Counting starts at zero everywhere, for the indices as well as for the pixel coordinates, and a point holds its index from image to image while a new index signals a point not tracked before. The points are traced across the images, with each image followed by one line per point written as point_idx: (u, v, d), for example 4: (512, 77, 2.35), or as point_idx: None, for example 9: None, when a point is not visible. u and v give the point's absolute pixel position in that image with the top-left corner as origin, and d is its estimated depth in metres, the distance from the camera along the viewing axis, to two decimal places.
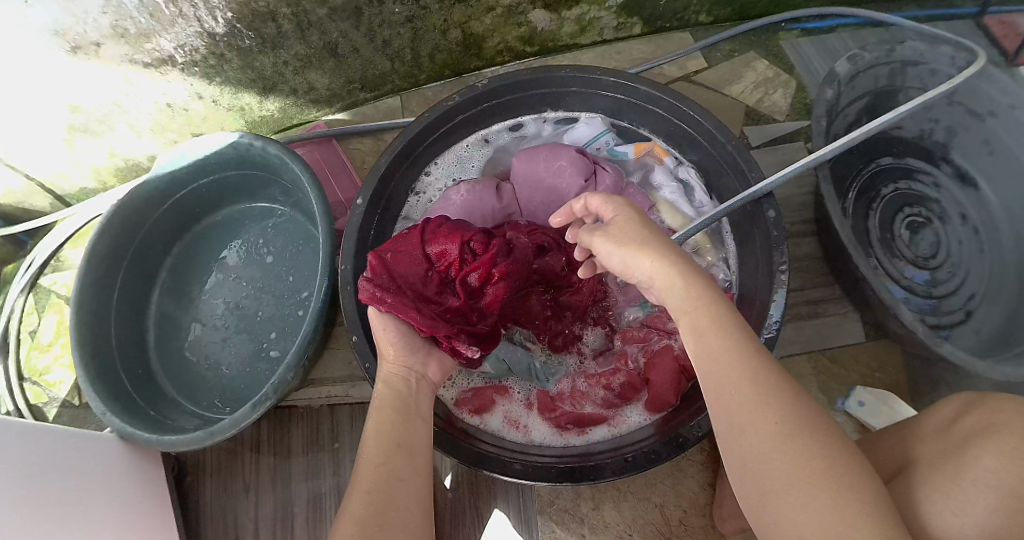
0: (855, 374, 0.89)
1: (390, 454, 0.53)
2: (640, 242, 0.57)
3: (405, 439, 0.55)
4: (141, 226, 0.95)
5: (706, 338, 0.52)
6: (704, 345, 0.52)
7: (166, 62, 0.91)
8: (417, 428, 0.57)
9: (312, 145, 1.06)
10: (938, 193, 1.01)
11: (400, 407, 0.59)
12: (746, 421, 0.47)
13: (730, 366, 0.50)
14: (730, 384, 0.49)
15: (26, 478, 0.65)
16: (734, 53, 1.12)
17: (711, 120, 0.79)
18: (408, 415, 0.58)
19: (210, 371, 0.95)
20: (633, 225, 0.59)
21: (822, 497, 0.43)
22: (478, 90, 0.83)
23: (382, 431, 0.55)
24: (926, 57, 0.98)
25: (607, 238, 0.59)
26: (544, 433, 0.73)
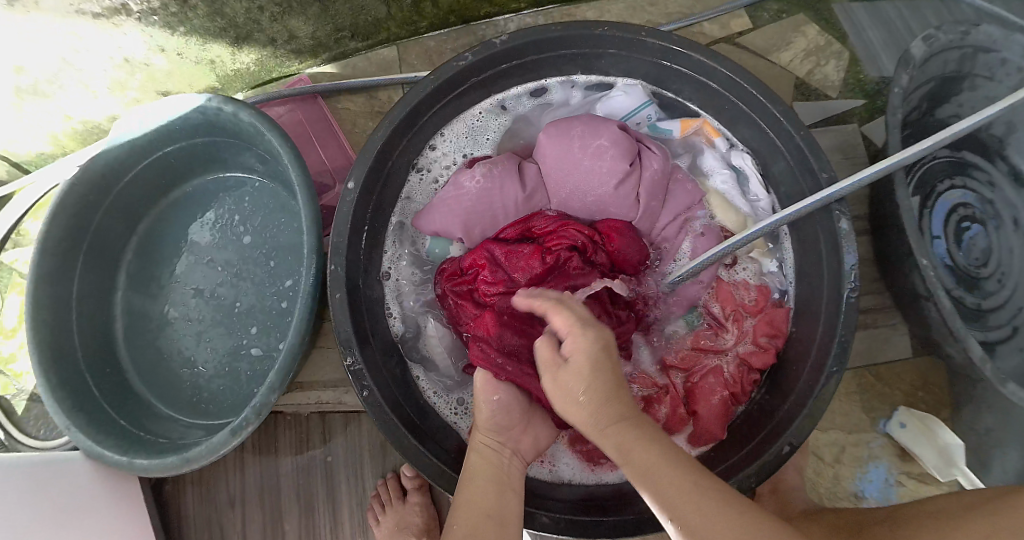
0: (899, 394, 0.92)
1: (477, 524, 0.50)
2: (588, 375, 0.52)
3: (496, 509, 0.53)
4: (100, 206, 0.83)
5: (638, 448, 0.47)
6: (638, 460, 0.46)
7: (119, 12, 0.78)
8: (508, 495, 0.55)
9: (294, 104, 0.92)
10: (994, 193, 0.93)
11: (494, 479, 0.56)
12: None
13: (678, 475, 0.44)
14: (683, 497, 0.42)
15: (37, 498, 0.69)
16: (783, 14, 0.99)
17: (778, 103, 0.69)
18: (499, 487, 0.55)
19: (186, 368, 0.86)
20: (585, 349, 0.53)
21: None
22: (496, 48, 0.69)
23: (472, 501, 0.53)
24: (999, 44, 0.87)
25: (563, 387, 0.53)
26: (574, 468, 0.72)
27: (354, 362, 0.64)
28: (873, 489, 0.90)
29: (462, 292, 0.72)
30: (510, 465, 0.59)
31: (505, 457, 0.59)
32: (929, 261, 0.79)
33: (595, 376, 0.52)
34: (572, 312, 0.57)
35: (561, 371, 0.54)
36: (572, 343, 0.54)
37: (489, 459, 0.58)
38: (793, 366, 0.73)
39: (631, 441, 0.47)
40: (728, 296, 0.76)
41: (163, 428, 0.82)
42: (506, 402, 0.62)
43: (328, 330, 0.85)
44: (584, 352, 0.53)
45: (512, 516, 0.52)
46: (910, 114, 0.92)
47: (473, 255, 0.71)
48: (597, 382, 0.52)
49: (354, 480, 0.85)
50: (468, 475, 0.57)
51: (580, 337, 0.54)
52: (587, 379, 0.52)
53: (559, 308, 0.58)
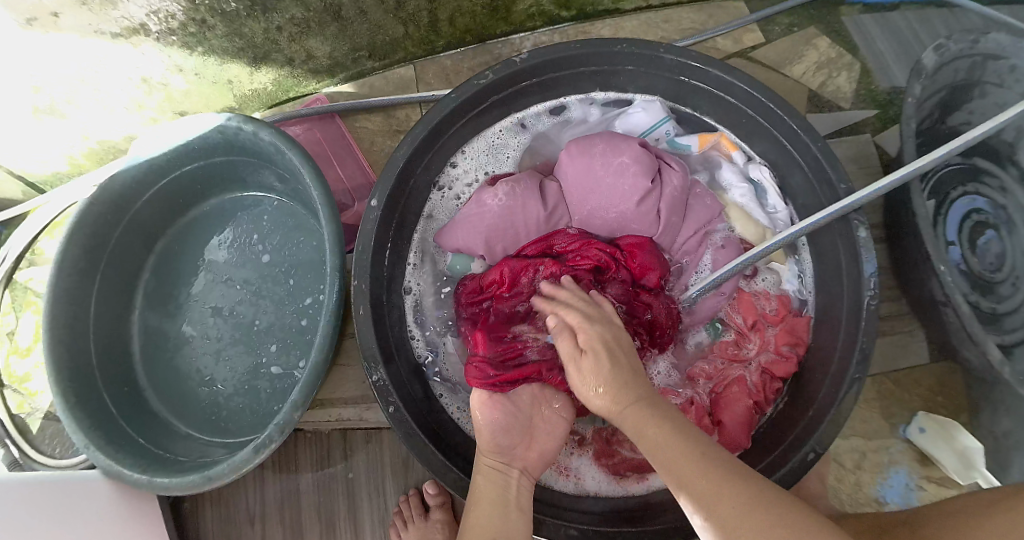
0: (918, 399, 0.91)
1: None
2: (603, 369, 0.57)
3: (503, 532, 0.54)
4: (117, 224, 0.83)
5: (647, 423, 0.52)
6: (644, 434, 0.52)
7: (138, 32, 0.79)
8: (514, 519, 0.56)
9: (310, 125, 0.93)
10: (1006, 197, 0.90)
11: (496, 498, 0.57)
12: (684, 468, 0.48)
13: (676, 445, 0.49)
14: (660, 442, 0.50)
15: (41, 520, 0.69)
16: (794, 27, 0.99)
17: (796, 116, 0.70)
18: (504, 508, 0.56)
19: (204, 387, 0.86)
20: (598, 342, 0.59)
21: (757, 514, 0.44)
22: (516, 66, 0.69)
23: (479, 526, 0.55)
24: (1009, 50, 0.86)
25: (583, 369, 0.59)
26: (599, 482, 0.71)
27: (380, 378, 0.64)
28: (894, 494, 0.89)
29: (481, 308, 0.73)
30: (518, 484, 0.59)
31: (511, 478, 0.60)
32: (946, 267, 0.79)
33: (612, 364, 0.58)
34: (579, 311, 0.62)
35: (581, 361, 0.58)
36: (584, 336, 0.60)
37: (495, 479, 0.59)
38: (815, 375, 0.72)
39: (641, 420, 0.53)
40: (749, 306, 0.75)
41: (181, 448, 0.81)
42: (507, 422, 0.62)
43: (350, 346, 0.86)
44: (595, 343, 0.59)
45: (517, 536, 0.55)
46: (923, 122, 0.91)
47: (499, 271, 0.71)
48: (615, 369, 0.57)
49: (376, 493, 0.85)
50: (474, 498, 0.58)
51: (589, 330, 0.60)
52: (604, 369, 0.57)
53: (568, 307, 0.63)
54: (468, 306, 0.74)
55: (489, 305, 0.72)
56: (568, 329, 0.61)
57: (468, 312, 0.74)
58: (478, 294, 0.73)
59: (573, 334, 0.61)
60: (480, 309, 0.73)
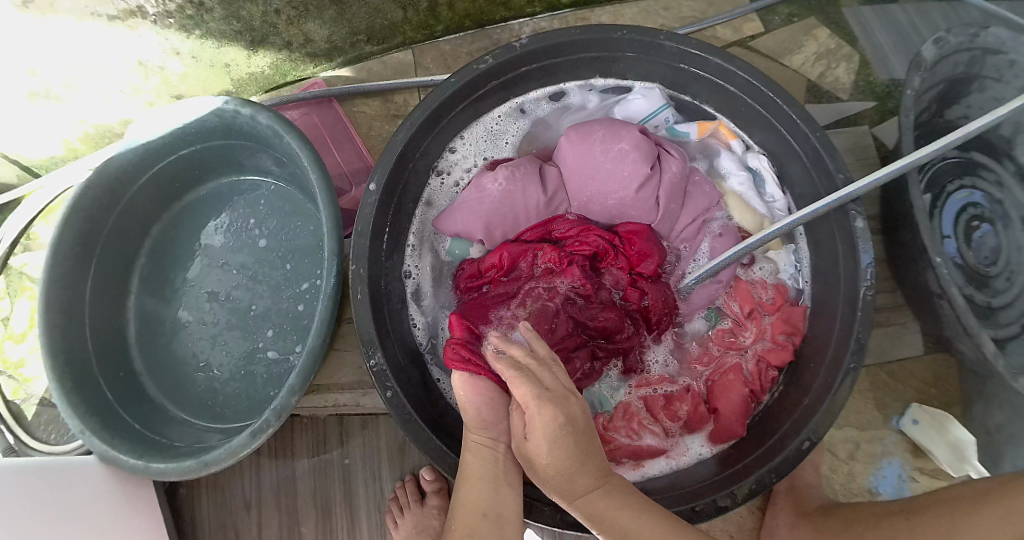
0: (912, 390, 0.91)
1: (474, 525, 0.53)
2: (548, 454, 0.50)
3: (493, 507, 0.54)
4: (112, 209, 0.83)
5: (607, 511, 0.50)
6: (609, 524, 0.49)
7: (135, 14, 0.79)
8: (506, 492, 0.56)
9: (308, 108, 0.93)
10: (1002, 192, 0.91)
11: (484, 474, 0.56)
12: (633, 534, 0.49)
13: (618, 514, 0.50)
14: (601, 507, 0.50)
15: (40, 501, 0.69)
16: (795, 18, 0.99)
17: (796, 106, 0.69)
18: (495, 482, 0.56)
19: (200, 372, 0.86)
20: (548, 429, 0.50)
21: None
22: (516, 51, 0.69)
23: (469, 502, 0.54)
24: (1009, 44, 0.86)
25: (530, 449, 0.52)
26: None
27: (377, 363, 0.64)
28: (887, 485, 0.89)
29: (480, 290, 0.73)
30: (508, 458, 0.58)
31: (500, 452, 0.58)
32: (942, 259, 0.80)
33: (557, 455, 0.50)
34: (534, 382, 0.52)
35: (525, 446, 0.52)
36: (536, 420, 0.50)
37: (483, 455, 0.57)
38: (812, 363, 0.72)
39: (603, 510, 0.50)
40: (746, 294, 0.76)
41: (177, 433, 0.81)
42: (497, 400, 0.58)
43: (348, 332, 0.86)
44: (542, 429, 0.50)
45: (508, 512, 0.54)
46: (921, 114, 0.91)
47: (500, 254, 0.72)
48: (561, 462, 0.50)
49: (373, 480, 0.85)
50: (463, 473, 0.57)
51: (540, 415, 0.50)
52: (549, 451, 0.50)
53: (521, 376, 0.52)
54: (467, 288, 0.74)
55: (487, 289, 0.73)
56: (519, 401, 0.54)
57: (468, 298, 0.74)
58: (477, 278, 0.74)
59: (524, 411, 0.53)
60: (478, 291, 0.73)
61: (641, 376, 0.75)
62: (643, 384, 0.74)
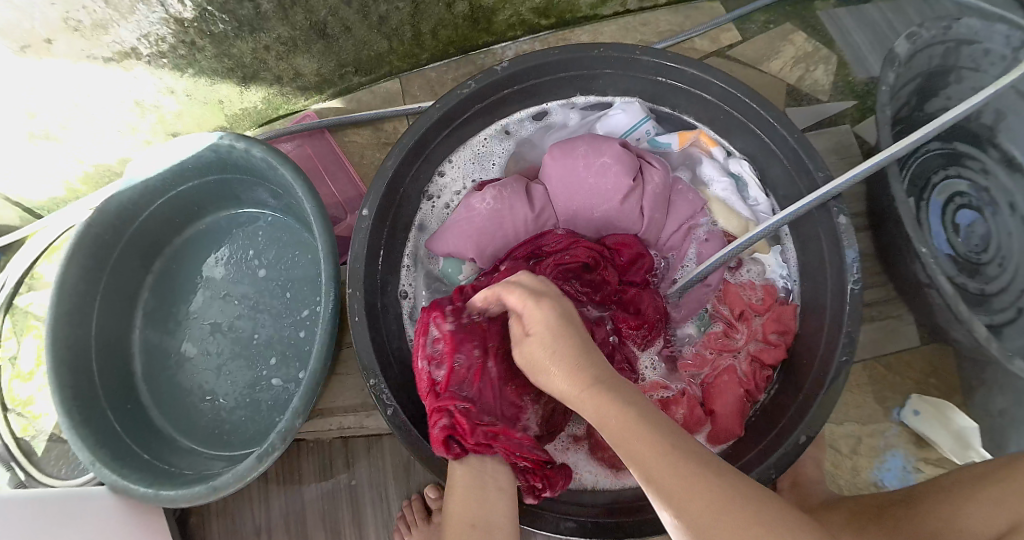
0: (910, 382, 0.92)
1: None
2: (550, 344, 0.50)
3: None
4: (114, 246, 0.85)
5: (655, 463, 0.41)
6: (655, 474, 0.40)
7: (129, 55, 0.81)
8: None
9: (302, 139, 0.95)
10: (988, 180, 0.94)
11: None
12: (629, 437, 0.42)
13: (620, 414, 0.44)
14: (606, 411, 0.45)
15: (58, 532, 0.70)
16: (769, 25, 1.02)
17: (771, 110, 0.72)
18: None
19: (205, 403, 0.88)
20: (544, 322, 0.52)
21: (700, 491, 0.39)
22: (498, 74, 0.71)
23: None
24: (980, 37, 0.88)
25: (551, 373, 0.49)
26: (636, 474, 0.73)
27: (378, 384, 0.66)
28: (891, 477, 0.90)
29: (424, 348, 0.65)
30: None
31: None
32: (928, 249, 0.81)
33: (560, 340, 0.51)
34: (523, 287, 0.56)
35: (525, 345, 0.53)
36: (535, 316, 0.53)
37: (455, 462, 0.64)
38: (803, 361, 0.74)
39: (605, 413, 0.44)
40: (735, 297, 0.77)
41: (185, 463, 0.83)
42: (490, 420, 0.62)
43: (348, 355, 0.88)
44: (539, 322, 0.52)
45: None
46: (899, 109, 0.93)
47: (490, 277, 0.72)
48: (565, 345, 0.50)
49: (380, 499, 0.87)
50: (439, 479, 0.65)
51: (535, 309, 0.53)
52: (550, 344, 0.50)
53: (511, 286, 0.56)
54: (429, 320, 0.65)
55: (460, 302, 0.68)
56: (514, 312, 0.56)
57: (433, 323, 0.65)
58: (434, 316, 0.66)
59: (520, 316, 0.55)
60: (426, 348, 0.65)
61: (636, 385, 0.76)
62: (640, 391, 0.76)
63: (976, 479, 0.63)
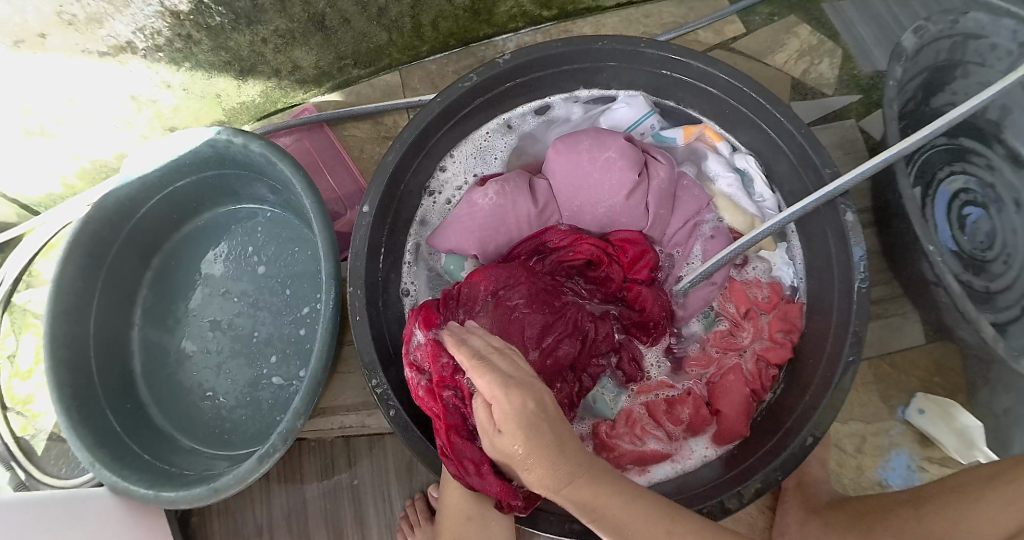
0: (915, 380, 0.91)
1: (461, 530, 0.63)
2: (523, 441, 0.44)
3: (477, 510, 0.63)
4: (112, 243, 0.84)
5: (645, 533, 0.44)
6: None
7: (125, 49, 0.80)
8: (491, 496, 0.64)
9: (300, 133, 0.94)
10: (994, 175, 0.91)
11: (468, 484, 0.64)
12: (616, 519, 0.44)
13: (600, 497, 0.44)
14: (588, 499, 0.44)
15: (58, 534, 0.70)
16: (774, 17, 1.00)
17: (778, 104, 0.70)
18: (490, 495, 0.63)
19: (206, 401, 0.87)
20: (513, 416, 0.45)
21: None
22: (500, 67, 0.70)
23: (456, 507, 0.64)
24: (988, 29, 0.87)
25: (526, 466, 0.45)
26: (667, 470, 0.73)
27: (379, 384, 0.65)
28: (896, 477, 0.89)
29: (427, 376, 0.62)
30: None
31: None
32: (935, 247, 0.80)
33: (532, 436, 0.44)
34: (496, 372, 0.46)
35: (496, 440, 0.47)
36: (498, 411, 0.45)
37: None
38: (809, 360, 0.73)
39: (587, 496, 0.44)
40: (741, 295, 0.76)
41: (185, 463, 0.82)
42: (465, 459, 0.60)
43: (349, 353, 0.87)
44: (509, 418, 0.45)
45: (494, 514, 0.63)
46: (906, 104, 0.92)
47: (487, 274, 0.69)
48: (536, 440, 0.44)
49: (382, 499, 0.86)
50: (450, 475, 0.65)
51: (503, 403, 0.45)
52: (524, 441, 0.44)
53: (479, 368, 0.47)
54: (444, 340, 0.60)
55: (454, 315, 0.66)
56: (482, 393, 0.48)
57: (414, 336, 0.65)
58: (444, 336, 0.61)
59: (487, 401, 0.48)
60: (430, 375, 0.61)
61: (641, 383, 0.76)
62: (644, 389, 0.76)
63: (980, 481, 0.62)
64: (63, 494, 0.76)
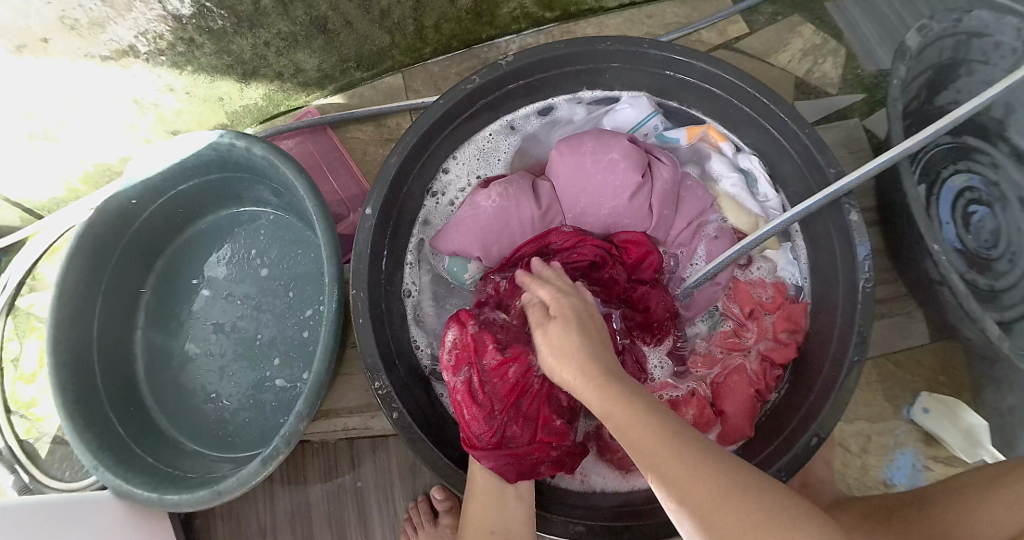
0: (920, 380, 0.91)
1: None
2: (572, 337, 0.53)
3: (499, 522, 0.60)
4: (115, 246, 0.84)
5: (663, 449, 0.40)
6: (665, 468, 0.39)
7: (127, 53, 0.80)
8: (511, 507, 0.62)
9: (302, 137, 0.94)
10: (998, 174, 0.91)
11: (489, 489, 0.62)
12: (638, 437, 0.42)
13: (632, 413, 0.44)
14: (621, 414, 0.44)
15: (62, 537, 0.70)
16: (777, 16, 1.00)
17: (782, 104, 0.70)
18: (501, 498, 0.62)
19: (209, 404, 0.87)
20: (570, 316, 0.55)
21: (703, 485, 0.37)
22: (502, 68, 0.70)
23: (478, 518, 0.61)
24: (993, 28, 0.87)
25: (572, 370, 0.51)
26: None
27: (382, 386, 0.64)
28: (901, 475, 0.89)
29: (466, 377, 0.63)
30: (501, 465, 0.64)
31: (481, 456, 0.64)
32: (941, 247, 0.80)
33: (584, 336, 0.53)
34: (553, 285, 0.60)
35: (547, 328, 0.55)
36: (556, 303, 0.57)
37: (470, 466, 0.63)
38: (816, 359, 0.72)
39: (625, 414, 0.44)
40: (746, 295, 0.76)
41: (189, 466, 0.82)
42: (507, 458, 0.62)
43: (352, 356, 0.87)
44: (566, 312, 0.56)
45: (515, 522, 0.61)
46: (910, 103, 0.91)
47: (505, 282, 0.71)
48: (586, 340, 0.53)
49: (385, 500, 0.86)
50: (472, 484, 0.63)
51: (562, 302, 0.57)
52: (572, 335, 0.53)
53: (542, 284, 0.60)
54: (493, 332, 0.65)
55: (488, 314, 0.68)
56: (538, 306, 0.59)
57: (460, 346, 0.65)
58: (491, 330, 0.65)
59: (543, 308, 0.58)
60: (478, 370, 0.63)
61: (646, 385, 0.75)
62: (649, 392, 0.75)
63: (980, 483, 0.62)
64: (67, 498, 0.76)
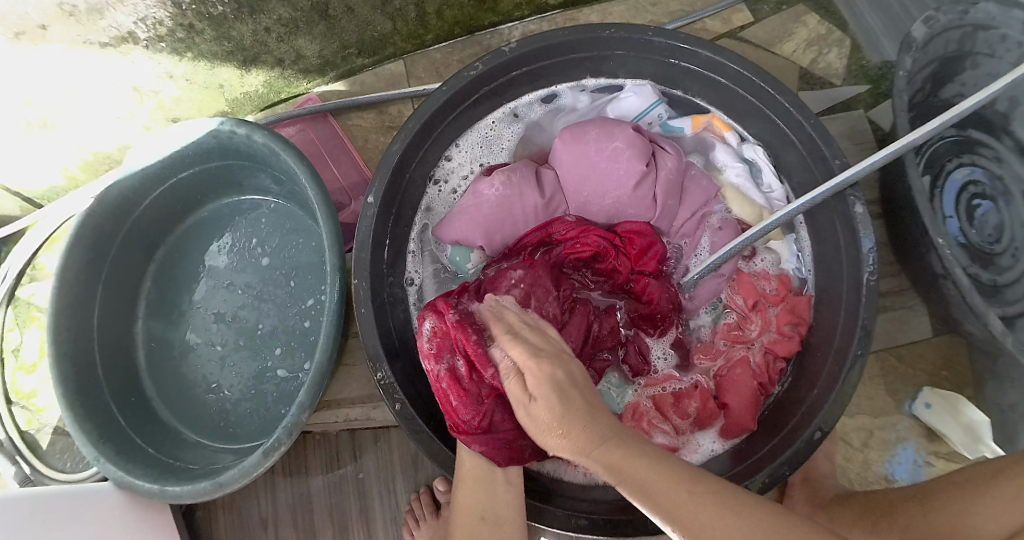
0: (922, 374, 0.91)
1: (475, 529, 0.58)
2: (555, 406, 0.48)
3: (490, 509, 0.60)
4: (115, 236, 0.83)
5: (669, 493, 0.40)
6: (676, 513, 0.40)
7: (126, 40, 0.79)
8: (502, 494, 0.61)
9: (303, 124, 0.93)
10: (1002, 168, 0.90)
11: (485, 477, 0.62)
12: (639, 481, 0.42)
13: (625, 455, 0.43)
14: (613, 457, 0.44)
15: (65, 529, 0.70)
16: (782, 6, 0.99)
17: (787, 94, 0.69)
18: (491, 485, 0.62)
19: (210, 394, 0.87)
20: (545, 380, 0.49)
21: (716, 528, 0.39)
22: (505, 55, 0.69)
23: (468, 505, 0.60)
24: (999, 19, 0.86)
25: (556, 433, 0.47)
26: None
27: (384, 376, 0.64)
28: (902, 471, 0.89)
29: (448, 365, 0.61)
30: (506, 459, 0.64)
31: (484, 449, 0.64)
32: (945, 240, 0.79)
33: (564, 404, 0.48)
34: (527, 344, 0.53)
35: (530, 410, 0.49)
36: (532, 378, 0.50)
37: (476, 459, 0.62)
38: (819, 352, 0.72)
39: (616, 458, 0.43)
40: (750, 287, 0.75)
41: (190, 456, 0.82)
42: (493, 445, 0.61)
43: (353, 346, 0.87)
44: (543, 385, 0.49)
45: (507, 514, 0.60)
46: (915, 95, 0.91)
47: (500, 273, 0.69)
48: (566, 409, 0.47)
49: (387, 492, 0.86)
50: (462, 473, 0.62)
51: (538, 371, 0.50)
52: (555, 406, 0.47)
53: (518, 341, 0.54)
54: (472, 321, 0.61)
55: (466, 303, 0.65)
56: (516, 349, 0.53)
57: (440, 333, 0.63)
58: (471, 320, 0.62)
59: (520, 374, 0.52)
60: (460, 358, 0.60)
61: (648, 377, 0.76)
62: (649, 384, 0.75)
63: (982, 476, 0.62)
64: (71, 489, 0.76)
